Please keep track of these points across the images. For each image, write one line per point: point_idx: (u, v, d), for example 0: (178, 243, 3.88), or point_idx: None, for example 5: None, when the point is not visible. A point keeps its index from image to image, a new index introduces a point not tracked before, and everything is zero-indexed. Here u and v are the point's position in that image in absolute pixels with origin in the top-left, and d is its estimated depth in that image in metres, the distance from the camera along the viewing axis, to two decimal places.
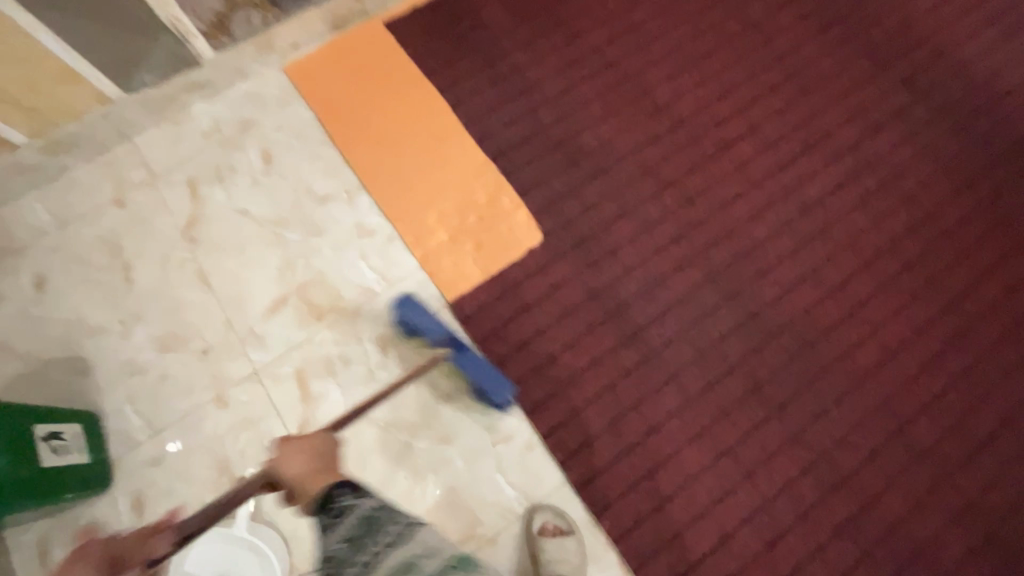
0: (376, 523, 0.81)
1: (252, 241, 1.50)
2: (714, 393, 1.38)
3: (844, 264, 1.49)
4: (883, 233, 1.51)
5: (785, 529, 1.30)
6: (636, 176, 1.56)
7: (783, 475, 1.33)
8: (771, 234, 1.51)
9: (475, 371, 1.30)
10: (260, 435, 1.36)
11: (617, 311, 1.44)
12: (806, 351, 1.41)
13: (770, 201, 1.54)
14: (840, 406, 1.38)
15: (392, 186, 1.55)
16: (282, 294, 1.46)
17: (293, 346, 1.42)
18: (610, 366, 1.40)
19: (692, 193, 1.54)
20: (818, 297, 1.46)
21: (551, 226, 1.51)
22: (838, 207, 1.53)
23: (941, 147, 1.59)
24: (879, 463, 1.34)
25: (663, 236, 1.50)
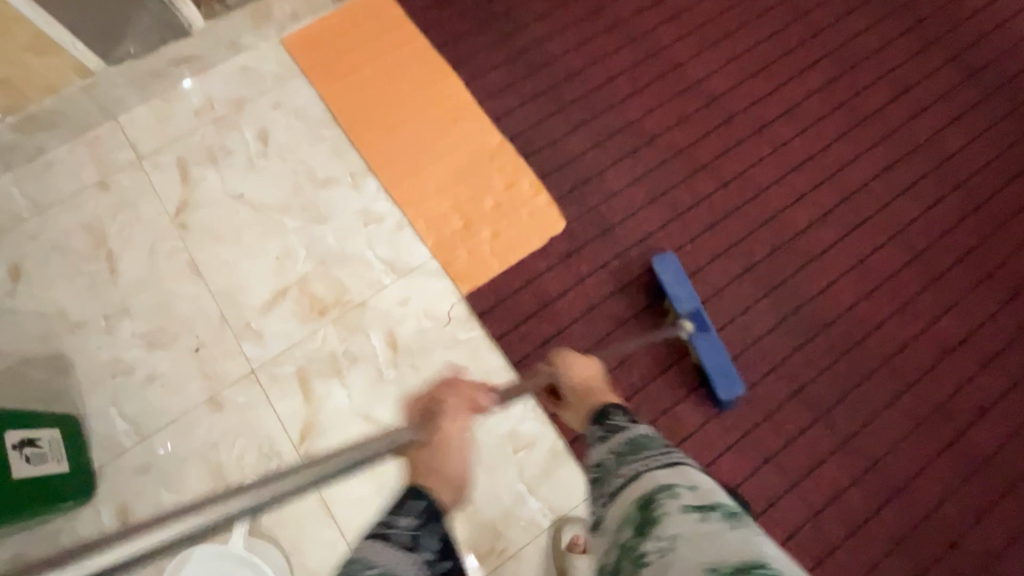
0: (641, 444, 0.72)
1: (249, 229, 1.38)
2: (755, 395, 1.27)
3: (893, 254, 1.37)
4: (934, 221, 1.40)
5: (835, 543, 1.18)
6: (666, 159, 1.43)
7: (832, 485, 1.22)
8: (813, 221, 1.39)
9: (710, 352, 1.22)
10: (259, 442, 1.23)
11: (648, 306, 1.33)
12: (854, 349, 1.30)
13: (812, 187, 1.42)
14: (892, 408, 1.26)
15: (403, 169, 1.42)
16: (282, 287, 1.34)
17: (295, 343, 1.30)
18: (641, 365, 1.28)
19: (727, 177, 1.42)
20: (865, 291, 1.34)
21: (574, 213, 1.39)
22: (885, 195, 1.42)
23: (995, 129, 1.47)
24: (935, 471, 1.23)
25: (696, 224, 1.38)
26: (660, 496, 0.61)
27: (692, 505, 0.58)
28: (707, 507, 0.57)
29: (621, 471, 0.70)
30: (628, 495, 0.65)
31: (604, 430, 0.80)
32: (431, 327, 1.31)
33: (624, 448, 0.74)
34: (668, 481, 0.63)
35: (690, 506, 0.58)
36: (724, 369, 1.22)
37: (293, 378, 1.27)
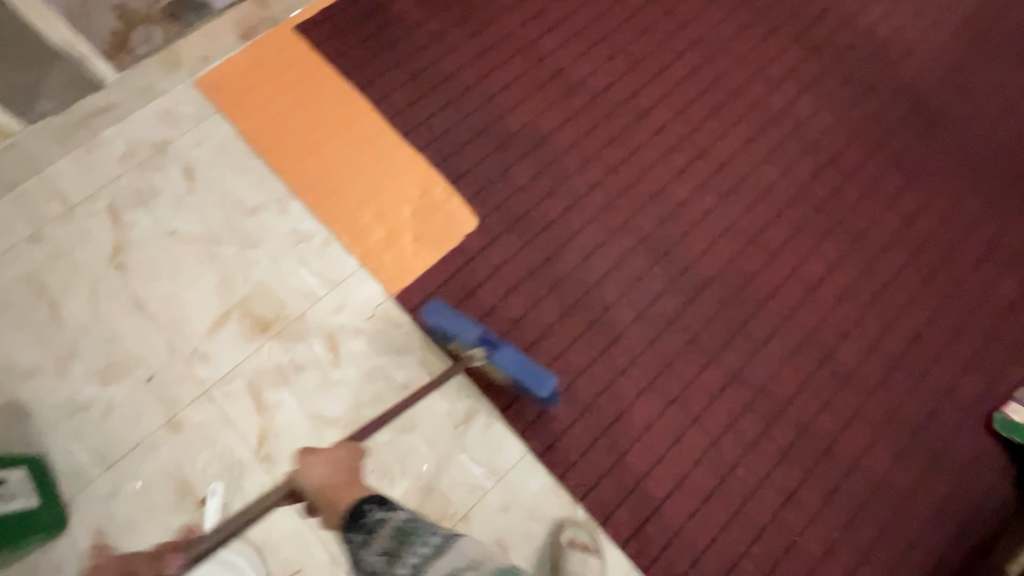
0: (408, 532, 1.05)
1: (184, 260, 1.47)
2: (656, 348, 1.46)
3: (760, 213, 1.59)
4: (791, 180, 1.63)
5: (733, 462, 1.40)
6: (560, 152, 1.61)
7: (727, 412, 1.43)
8: (692, 192, 1.60)
9: (512, 364, 1.28)
10: (218, 452, 1.34)
11: (559, 283, 1.50)
12: (735, 295, 1.51)
13: (688, 162, 1.63)
14: (770, 342, 1.49)
15: (324, 187, 1.55)
16: (223, 311, 1.44)
17: (241, 359, 1.41)
18: (557, 335, 1.46)
19: (614, 162, 1.62)
20: (740, 246, 1.56)
21: (485, 209, 1.55)
22: (749, 161, 1.64)
23: (836, 95, 1.72)
24: (810, 389, 1.45)
25: (593, 207, 1.57)
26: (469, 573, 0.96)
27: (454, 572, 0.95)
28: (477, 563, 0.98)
29: (403, 564, 0.99)
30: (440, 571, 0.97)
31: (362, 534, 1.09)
32: (369, 328, 1.44)
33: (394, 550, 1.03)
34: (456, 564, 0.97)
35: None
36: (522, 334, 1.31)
37: (243, 390, 1.39)
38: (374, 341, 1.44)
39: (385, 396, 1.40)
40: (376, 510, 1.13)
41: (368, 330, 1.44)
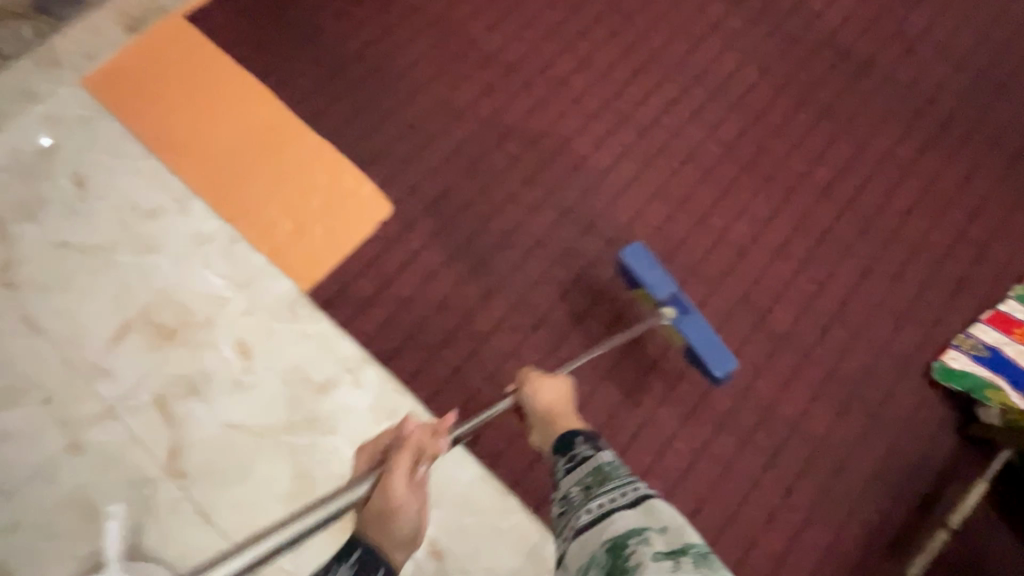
0: (607, 477, 0.73)
1: (139, 255, 1.13)
2: (742, 410, 1.09)
3: (898, 240, 1.22)
4: (940, 199, 1.25)
5: (814, 562, 1.03)
6: (645, 162, 1.24)
7: (856, 527, 1.04)
8: (810, 206, 1.23)
9: (698, 335, 1.02)
10: (144, 519, 0.99)
11: (623, 315, 1.15)
12: (873, 366, 1.13)
13: (820, 186, 1.24)
14: (889, 404, 1.11)
15: (332, 185, 1.19)
16: (178, 330, 1.09)
17: (199, 395, 1.06)
18: (620, 401, 1.08)
19: (718, 179, 1.24)
20: (864, 277, 1.19)
21: (531, 206, 1.19)
22: (901, 191, 1.25)
23: (1008, 97, 1.32)
24: (928, 473, 1.08)
25: (683, 222, 1.20)
26: (631, 543, 0.62)
27: (662, 551, 0.60)
28: (678, 550, 0.60)
29: (588, 510, 0.70)
30: (605, 539, 0.65)
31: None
32: None
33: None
34: (630, 530, 0.64)
35: (661, 553, 0.60)
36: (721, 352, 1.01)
37: (200, 436, 1.04)
38: (377, 397, 1.08)
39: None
40: (344, 565, 0.62)
41: (371, 381, 1.08)
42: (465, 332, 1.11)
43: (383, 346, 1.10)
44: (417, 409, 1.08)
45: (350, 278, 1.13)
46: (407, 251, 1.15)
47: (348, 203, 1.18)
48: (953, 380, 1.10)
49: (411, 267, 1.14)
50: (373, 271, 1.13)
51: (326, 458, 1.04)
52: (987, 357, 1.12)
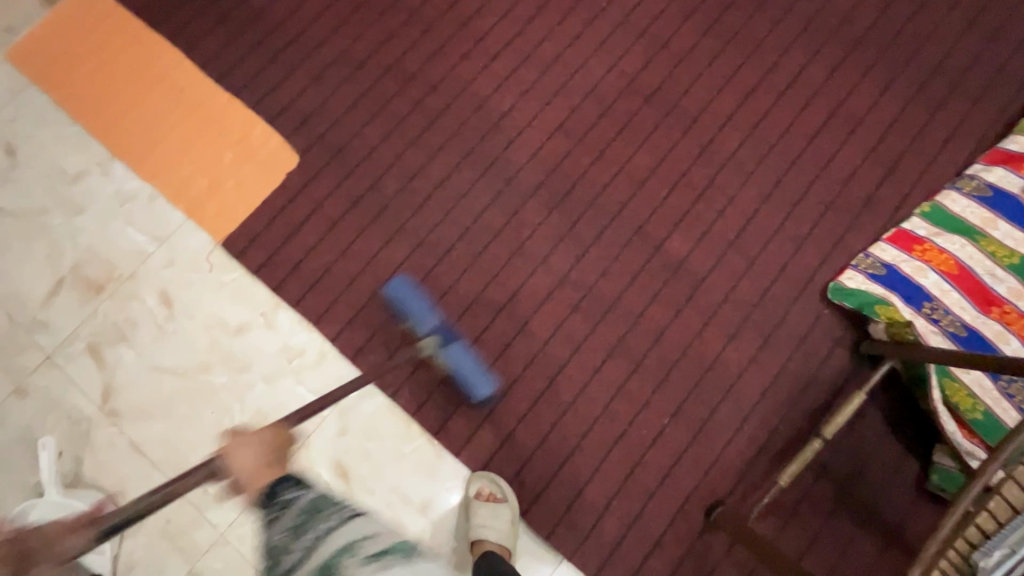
0: (315, 513, 0.81)
1: (69, 217, 1.22)
2: (634, 335, 1.13)
3: (803, 163, 1.21)
4: (848, 119, 1.23)
5: (701, 472, 1.07)
6: (546, 100, 1.24)
7: (742, 444, 1.08)
8: (714, 133, 1.22)
9: (462, 360, 1.07)
10: (81, 452, 1.11)
11: (520, 249, 1.17)
12: (770, 290, 1.14)
13: (725, 115, 1.23)
14: (784, 322, 1.13)
15: (241, 142, 1.24)
16: (106, 284, 1.18)
17: (127, 341, 1.16)
18: (515, 335, 1.13)
19: (620, 113, 1.23)
20: (765, 201, 1.19)
21: (433, 151, 1.22)
22: (808, 115, 1.23)
23: (931, 11, 1.27)
24: (818, 387, 1.10)
25: (583, 157, 1.21)
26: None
27: (370, 556, 0.71)
28: (381, 552, 0.71)
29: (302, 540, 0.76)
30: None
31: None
32: None
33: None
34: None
35: (369, 557, 0.70)
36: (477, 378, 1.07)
37: (130, 377, 1.14)
38: (288, 338, 1.15)
39: (291, 403, 1.12)
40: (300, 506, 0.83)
41: (283, 324, 1.16)
42: (368, 274, 1.17)
43: (293, 289, 1.17)
44: (325, 348, 1.14)
45: (259, 229, 1.19)
46: (313, 200, 1.20)
47: (258, 157, 1.23)
48: (847, 298, 1.11)
49: (317, 216, 1.19)
50: (282, 221, 1.20)
51: (242, 394, 1.13)
52: (883, 275, 1.11)
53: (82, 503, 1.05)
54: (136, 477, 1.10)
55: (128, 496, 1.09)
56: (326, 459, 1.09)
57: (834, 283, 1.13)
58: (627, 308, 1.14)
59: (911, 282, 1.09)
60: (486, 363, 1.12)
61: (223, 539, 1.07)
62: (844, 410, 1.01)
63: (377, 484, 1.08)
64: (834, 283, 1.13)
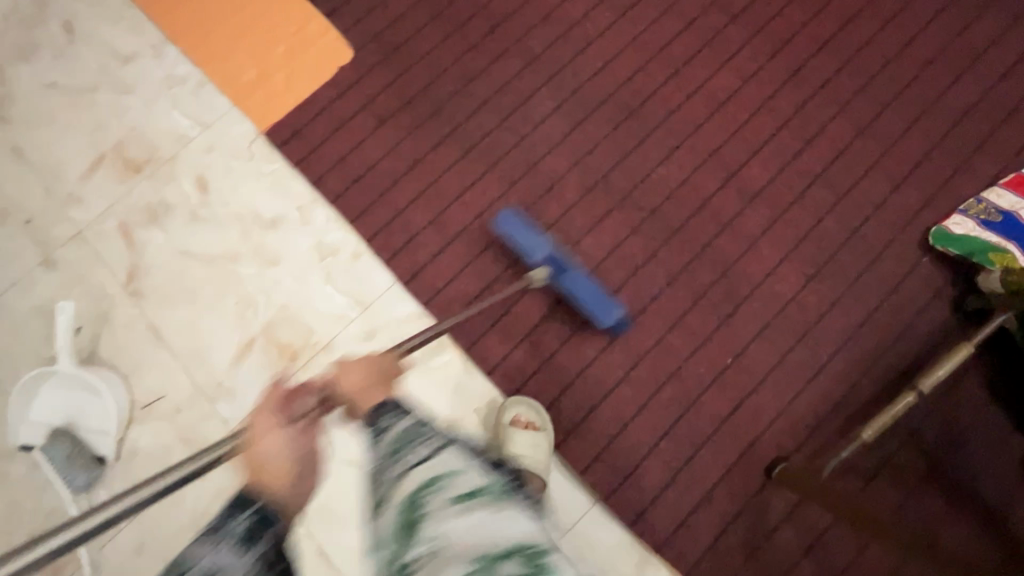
0: (410, 440, 0.61)
1: (116, 96, 1.18)
2: (698, 266, 1.01)
3: (908, 97, 1.07)
4: (965, 54, 1.08)
5: (763, 423, 0.94)
6: (622, 13, 1.14)
7: (815, 395, 0.94)
8: (806, 59, 1.10)
9: (585, 289, 0.95)
10: (99, 330, 1.06)
11: (580, 164, 1.07)
12: (860, 231, 1.01)
13: (820, 40, 1.10)
14: (874, 268, 0.99)
15: (296, 34, 1.18)
16: (145, 165, 1.14)
17: (158, 224, 1.11)
18: (566, 251, 1.03)
19: (702, 30, 1.12)
20: (860, 135, 1.05)
21: (494, 56, 1.14)
22: (917, 47, 1.09)
23: None
24: (910, 343, 0.95)
25: (657, 74, 1.11)
26: (426, 499, 0.54)
27: (452, 497, 0.54)
28: (468, 494, 0.54)
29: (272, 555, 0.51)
30: (399, 498, 0.56)
31: (375, 434, 0.65)
32: None
33: (392, 454, 0.61)
34: (423, 484, 0.56)
35: (455, 497, 0.54)
36: (606, 299, 0.95)
37: (158, 260, 1.09)
38: (322, 235, 1.08)
39: (318, 303, 1.05)
40: (242, 517, 0.53)
41: (318, 221, 1.08)
42: (412, 176, 1.09)
43: (333, 184, 1.10)
44: (359, 249, 1.06)
45: (305, 122, 1.13)
46: (364, 96, 1.13)
47: (312, 50, 1.17)
48: (953, 245, 0.96)
49: (367, 112, 1.12)
50: (329, 116, 1.13)
51: (269, 288, 1.06)
52: (999, 223, 0.95)
53: (93, 376, 1.01)
54: (150, 362, 1.04)
55: (139, 380, 1.03)
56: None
57: (936, 227, 0.98)
58: (694, 236, 1.02)
59: None
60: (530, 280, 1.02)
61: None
62: (948, 361, 0.86)
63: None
64: (937, 227, 0.98)
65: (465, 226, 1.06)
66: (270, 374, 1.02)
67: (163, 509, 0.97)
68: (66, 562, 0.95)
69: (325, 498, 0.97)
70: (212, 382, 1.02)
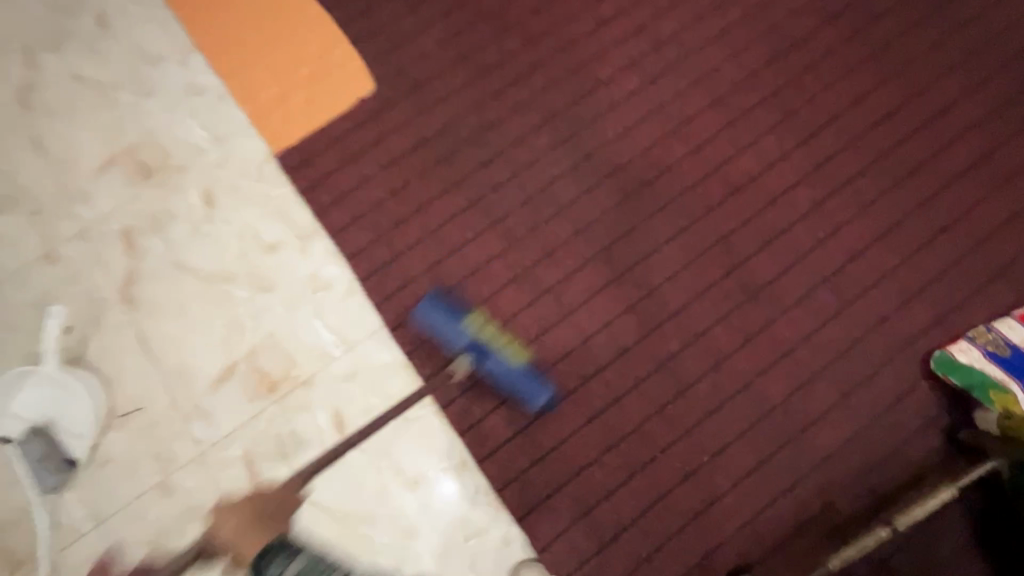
0: None
1: (137, 97, 1.19)
2: (689, 353, 0.98)
3: (933, 208, 1.03)
4: (999, 170, 1.04)
5: (732, 528, 0.92)
6: (649, 80, 1.11)
7: (788, 509, 0.92)
8: (833, 154, 1.06)
9: (500, 370, 0.95)
10: (89, 331, 1.07)
11: (586, 230, 1.05)
12: (860, 342, 0.98)
13: (850, 136, 1.07)
14: (868, 383, 0.96)
15: (321, 58, 1.17)
16: (155, 171, 1.14)
17: (160, 233, 1.11)
18: (557, 319, 1.01)
19: (730, 108, 1.09)
20: (875, 241, 1.02)
21: (514, 106, 1.12)
22: (949, 155, 1.05)
23: None
24: (895, 467, 0.92)
25: (677, 146, 1.08)
26: None
27: None
28: None
29: None
30: None
31: None
32: None
33: None
34: None
35: None
36: (536, 380, 0.94)
37: (154, 270, 1.09)
38: (318, 269, 1.07)
39: (304, 336, 1.04)
40: None
41: (317, 252, 1.08)
42: (415, 221, 1.08)
43: (336, 217, 1.09)
44: (352, 287, 1.06)
45: (318, 148, 1.13)
46: (379, 131, 1.12)
47: (335, 76, 1.16)
48: (954, 373, 0.92)
49: (379, 148, 1.11)
50: (342, 146, 1.12)
51: (259, 314, 1.06)
52: (1006, 357, 0.91)
53: (75, 379, 1.03)
54: (133, 372, 1.05)
55: (121, 388, 1.04)
56: (325, 402, 1.01)
57: (940, 352, 0.94)
58: (689, 322, 1.00)
59: None
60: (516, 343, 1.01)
61: (201, 458, 1.00)
62: (927, 502, 0.83)
63: (370, 443, 0.98)
64: (941, 352, 0.94)
65: (460, 278, 1.04)
66: (247, 401, 1.02)
67: (126, 521, 0.98)
68: (27, 559, 0.97)
69: None
70: (190, 401, 1.03)
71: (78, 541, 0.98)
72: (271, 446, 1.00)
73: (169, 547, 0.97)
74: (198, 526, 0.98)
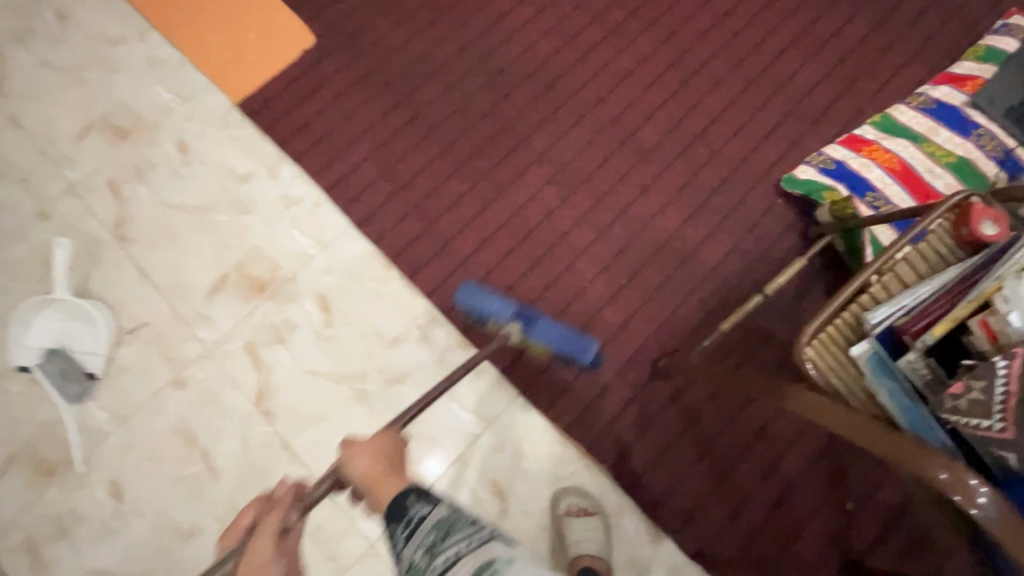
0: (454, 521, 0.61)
1: (104, 73, 1.35)
2: (599, 208, 1.23)
3: (770, 75, 1.33)
4: (813, 41, 1.35)
5: (653, 329, 1.16)
6: (540, 8, 1.37)
7: (692, 307, 1.17)
8: (690, 45, 1.34)
9: (554, 336, 1.04)
10: (89, 267, 1.22)
11: (507, 127, 1.29)
12: (730, 178, 1.25)
13: (701, 31, 1.35)
14: (739, 207, 1.23)
15: (266, 23, 1.38)
16: (130, 131, 1.31)
17: (142, 179, 1.28)
18: (492, 198, 1.24)
19: (606, 22, 1.36)
20: (730, 105, 1.30)
21: (435, 41, 1.35)
22: (775, 37, 1.35)
23: None
24: (765, 265, 1.20)
25: (569, 55, 1.34)
26: None
27: None
28: None
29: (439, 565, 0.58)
30: None
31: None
32: None
33: None
34: None
35: None
36: (582, 338, 1.04)
37: (142, 209, 1.25)
38: (289, 188, 1.27)
39: (283, 242, 1.23)
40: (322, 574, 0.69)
41: (285, 175, 1.27)
42: (365, 139, 1.29)
43: (297, 145, 1.29)
44: (320, 198, 1.26)
45: (274, 94, 1.33)
46: (324, 73, 1.34)
47: (280, 35, 1.37)
48: (798, 186, 1.21)
49: (326, 86, 1.33)
50: (294, 90, 1.33)
51: (241, 232, 1.24)
52: (832, 169, 1.20)
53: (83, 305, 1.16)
54: (136, 295, 1.20)
55: (125, 309, 1.19)
56: (310, 292, 1.20)
57: (786, 174, 1.23)
58: (597, 184, 1.25)
59: (857, 175, 1.17)
60: (463, 219, 1.23)
61: (208, 354, 1.16)
62: (786, 270, 1.08)
63: (353, 317, 1.18)
64: (787, 174, 1.23)
65: (409, 177, 1.26)
66: (241, 302, 1.19)
67: (145, 416, 1.13)
68: (60, 462, 1.10)
69: (291, 403, 1.14)
70: (191, 309, 1.19)
71: (106, 440, 1.12)
72: (268, 333, 1.17)
73: (190, 429, 1.12)
74: (214, 407, 1.13)
